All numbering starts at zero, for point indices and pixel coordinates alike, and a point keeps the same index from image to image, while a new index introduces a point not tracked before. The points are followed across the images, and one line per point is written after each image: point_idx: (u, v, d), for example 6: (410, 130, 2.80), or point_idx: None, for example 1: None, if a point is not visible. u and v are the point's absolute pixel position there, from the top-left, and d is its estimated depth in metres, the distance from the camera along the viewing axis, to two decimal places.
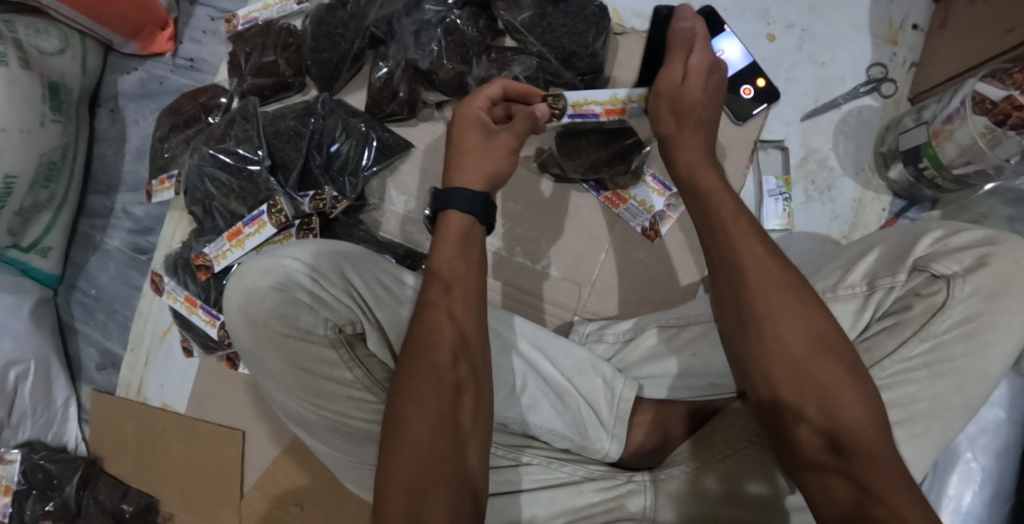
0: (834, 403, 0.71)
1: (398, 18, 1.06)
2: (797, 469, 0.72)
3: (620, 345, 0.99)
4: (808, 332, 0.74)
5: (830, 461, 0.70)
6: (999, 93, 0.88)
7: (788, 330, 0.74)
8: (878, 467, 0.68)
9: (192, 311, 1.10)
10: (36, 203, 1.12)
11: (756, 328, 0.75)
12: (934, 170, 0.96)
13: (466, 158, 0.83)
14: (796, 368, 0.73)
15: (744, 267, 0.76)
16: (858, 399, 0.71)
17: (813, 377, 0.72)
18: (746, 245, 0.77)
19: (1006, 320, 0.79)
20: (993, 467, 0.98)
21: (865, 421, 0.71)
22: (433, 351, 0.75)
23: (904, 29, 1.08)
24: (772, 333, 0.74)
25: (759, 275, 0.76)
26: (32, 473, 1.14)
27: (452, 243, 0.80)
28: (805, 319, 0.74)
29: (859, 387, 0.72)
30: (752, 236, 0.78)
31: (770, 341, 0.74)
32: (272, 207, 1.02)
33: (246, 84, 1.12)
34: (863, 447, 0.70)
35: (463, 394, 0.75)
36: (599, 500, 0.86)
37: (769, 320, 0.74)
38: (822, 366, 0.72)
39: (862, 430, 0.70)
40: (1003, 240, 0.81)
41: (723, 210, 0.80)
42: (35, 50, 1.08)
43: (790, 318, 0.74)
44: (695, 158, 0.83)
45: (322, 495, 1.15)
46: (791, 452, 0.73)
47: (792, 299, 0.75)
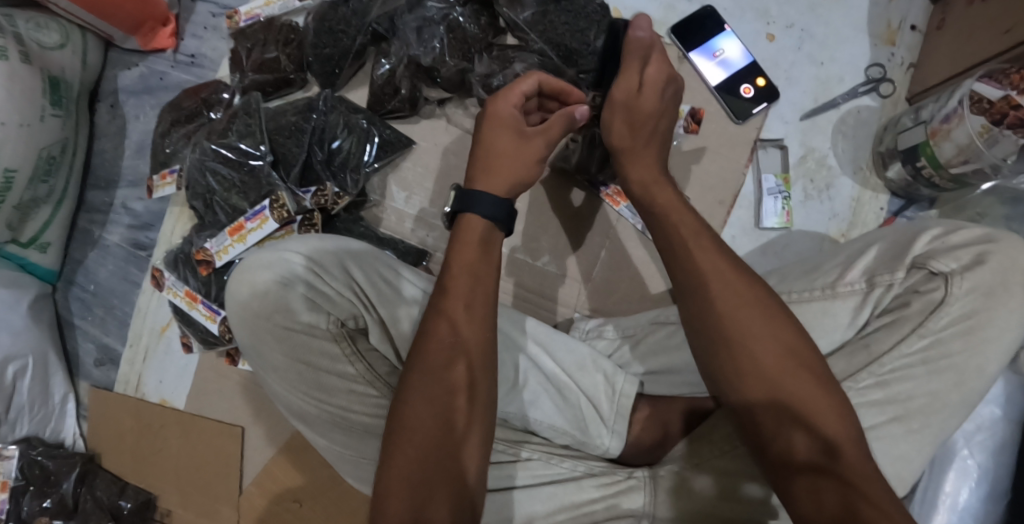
0: (811, 417, 0.72)
1: (400, 14, 1.06)
2: (782, 483, 0.72)
3: (620, 342, 1.00)
4: (779, 349, 0.75)
5: (816, 472, 0.71)
6: (996, 93, 0.89)
7: (759, 347, 0.75)
8: (860, 475, 0.70)
9: (193, 306, 1.09)
10: (35, 197, 1.12)
11: (727, 349, 0.76)
12: (931, 169, 0.97)
13: (496, 158, 0.84)
14: (771, 385, 0.74)
15: (714, 287, 0.77)
16: (833, 412, 0.73)
17: (788, 392, 0.73)
18: (715, 264, 0.78)
19: (1004, 318, 0.80)
20: (990, 464, 0.99)
21: (843, 433, 0.72)
22: (430, 353, 0.75)
23: (902, 30, 1.09)
24: (744, 351, 0.75)
25: (731, 294, 0.77)
26: (29, 469, 1.13)
27: (473, 244, 0.81)
28: (775, 337, 0.75)
29: (833, 400, 0.73)
30: (719, 253, 0.80)
31: (742, 361, 0.75)
32: (274, 202, 1.02)
33: (247, 80, 1.12)
34: (845, 457, 0.71)
35: (458, 396, 0.75)
36: (599, 496, 0.86)
37: (740, 340, 0.75)
38: (796, 381, 0.74)
39: (841, 441, 0.72)
40: (1001, 237, 0.82)
41: (688, 227, 0.82)
42: (36, 44, 1.08)
43: (761, 335, 0.75)
44: (648, 175, 0.87)
45: (320, 491, 1.15)
46: (776, 466, 0.73)
47: (763, 318, 0.76)
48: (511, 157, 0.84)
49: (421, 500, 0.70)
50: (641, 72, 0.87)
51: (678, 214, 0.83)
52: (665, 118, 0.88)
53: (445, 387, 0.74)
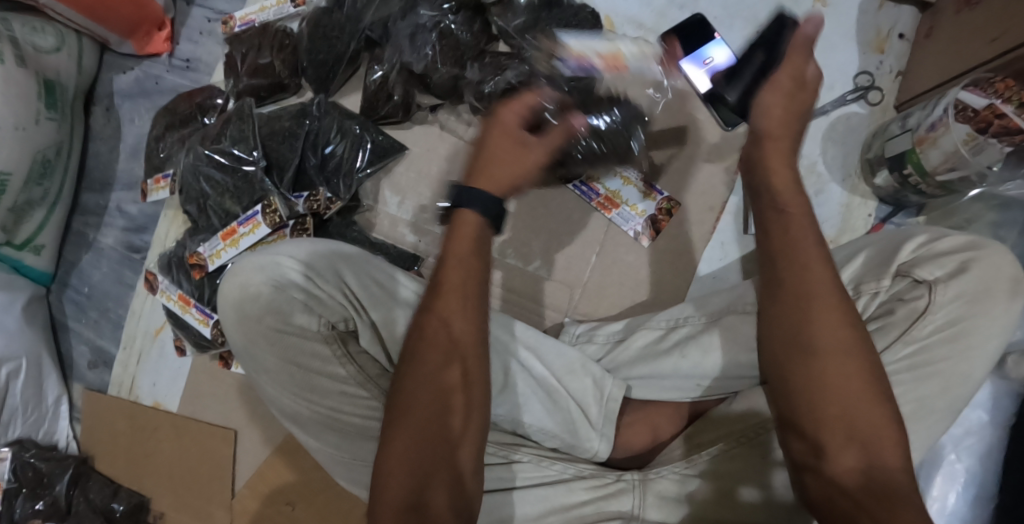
0: (874, 444, 0.72)
1: (395, 21, 1.07)
2: (824, 495, 0.73)
3: (611, 346, 1.00)
4: (858, 371, 0.73)
5: (865, 497, 0.70)
6: (981, 101, 0.90)
7: (840, 366, 0.73)
8: (907, 504, 0.69)
9: (186, 310, 1.09)
10: (30, 200, 1.12)
11: (811, 362, 0.74)
12: (918, 176, 0.98)
13: (493, 164, 0.82)
14: (841, 402, 0.73)
15: (808, 295, 0.75)
16: (894, 443, 0.72)
17: (856, 415, 0.72)
18: (812, 270, 0.76)
19: (988, 325, 0.81)
20: (977, 468, 1.00)
21: (898, 463, 0.71)
22: (423, 351, 0.76)
23: (891, 38, 1.10)
24: (820, 366, 0.74)
25: (822, 308, 0.75)
26: (22, 471, 1.13)
27: (467, 241, 0.80)
28: (857, 357, 0.74)
29: (896, 431, 0.72)
30: (818, 257, 0.77)
31: (819, 376, 0.74)
32: (267, 207, 1.03)
33: (241, 85, 1.12)
34: (893, 485, 0.70)
35: (453, 397, 0.75)
36: (588, 499, 0.88)
37: (819, 355, 0.74)
38: (867, 405, 0.72)
39: (895, 471, 0.71)
40: (985, 245, 0.83)
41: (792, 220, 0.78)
42: (31, 48, 1.08)
43: (842, 353, 0.74)
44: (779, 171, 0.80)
45: (314, 494, 1.16)
46: (822, 479, 0.73)
47: (852, 337, 0.74)
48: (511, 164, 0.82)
49: (418, 499, 0.70)
50: (803, 71, 0.80)
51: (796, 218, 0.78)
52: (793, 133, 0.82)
53: (438, 386, 0.75)
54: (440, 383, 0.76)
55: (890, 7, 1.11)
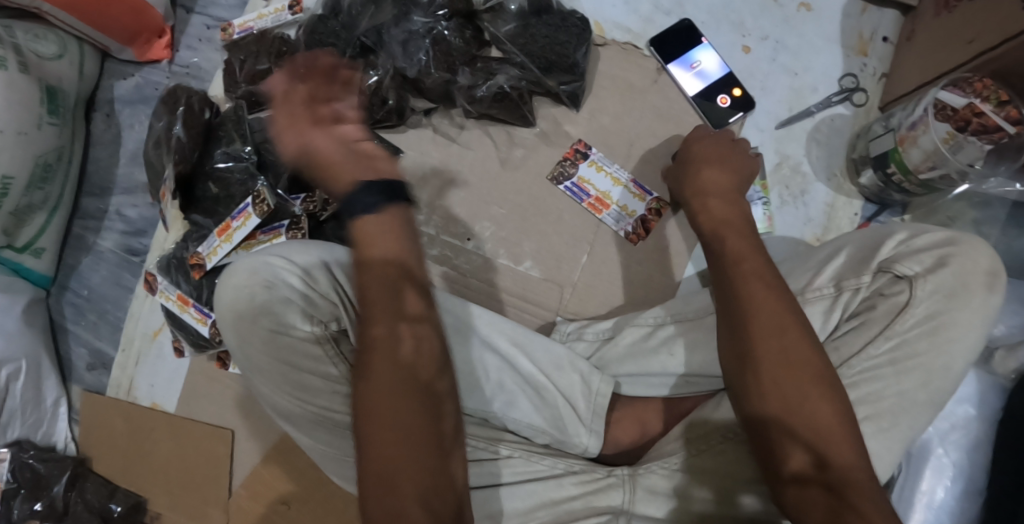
0: (823, 443, 0.74)
1: (388, 28, 1.08)
2: (783, 497, 0.75)
3: (599, 343, 1.02)
4: (805, 372, 0.76)
5: (818, 493, 0.73)
6: (960, 100, 0.93)
7: (785, 370, 0.76)
8: (861, 497, 0.71)
9: (184, 309, 1.10)
10: (31, 203, 1.14)
11: (755, 370, 0.77)
12: (901, 174, 1.00)
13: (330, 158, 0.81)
14: (789, 406, 0.75)
15: (751, 304, 0.79)
16: (847, 440, 0.74)
17: (805, 416, 0.74)
18: (754, 282, 0.80)
19: (966, 318, 0.83)
20: (964, 462, 1.01)
21: (853, 460, 0.73)
22: (407, 358, 0.75)
23: (874, 41, 1.13)
24: (765, 373, 0.77)
25: (766, 316, 0.78)
26: (20, 472, 1.15)
27: (383, 232, 0.79)
28: (805, 360, 0.76)
29: (848, 428, 0.74)
30: (763, 271, 0.81)
31: (764, 381, 0.76)
32: (256, 199, 1.03)
33: (240, 90, 1.15)
34: (847, 480, 0.72)
35: (440, 402, 0.75)
36: (578, 493, 0.89)
37: (762, 358, 0.77)
38: (816, 405, 0.75)
39: (847, 466, 0.73)
40: (962, 240, 0.85)
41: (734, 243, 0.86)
42: (34, 54, 1.10)
43: (790, 358, 0.76)
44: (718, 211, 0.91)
45: (309, 493, 1.17)
46: (777, 482, 0.75)
47: (795, 342, 0.77)
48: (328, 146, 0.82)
49: (401, 507, 0.69)
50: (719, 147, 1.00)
51: (739, 242, 0.85)
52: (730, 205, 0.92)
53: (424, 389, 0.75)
54: (433, 390, 0.76)
55: (872, 10, 1.13)
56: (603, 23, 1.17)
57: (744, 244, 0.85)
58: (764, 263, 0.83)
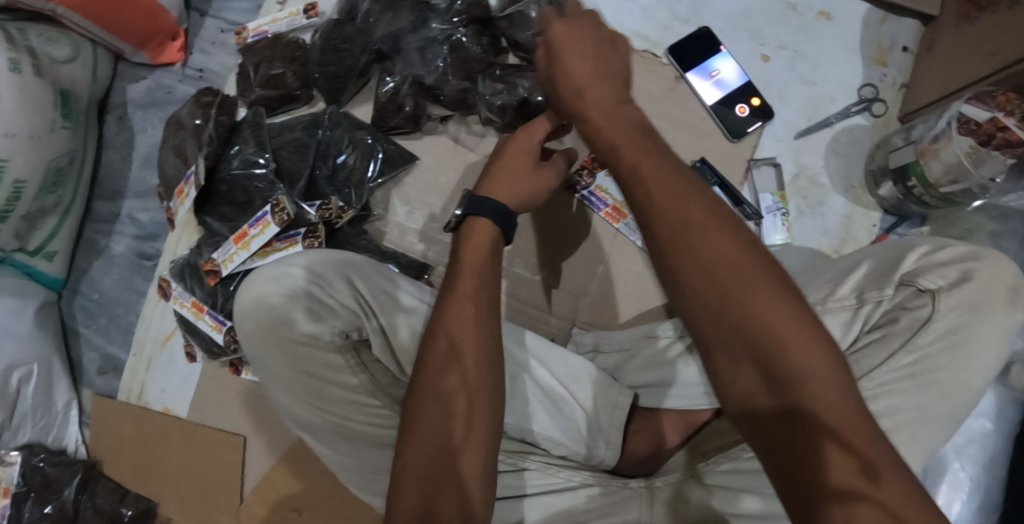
0: (771, 348, 0.63)
1: (405, 34, 1.09)
2: (740, 422, 0.66)
3: (616, 356, 1.03)
4: (736, 273, 0.66)
5: (771, 409, 0.63)
6: (984, 115, 0.91)
7: (711, 272, 0.66)
8: (822, 405, 0.61)
9: (199, 316, 1.09)
10: (43, 207, 1.14)
11: (678, 281, 0.68)
12: (921, 187, 0.99)
13: (508, 176, 0.89)
14: (722, 314, 0.65)
15: (712, 259, 0.66)
16: (800, 338, 0.63)
17: (745, 322, 0.64)
18: (652, 179, 0.70)
19: (988, 333, 0.82)
20: (981, 477, 1.01)
21: (808, 362, 0.62)
22: (427, 363, 0.79)
23: (893, 51, 1.12)
24: (688, 283, 0.67)
25: (676, 218, 0.68)
26: (31, 476, 1.15)
27: (481, 249, 0.85)
28: (769, 289, 0.65)
29: (803, 326, 0.64)
30: (660, 166, 0.71)
31: (689, 292, 0.67)
32: (275, 207, 1.02)
33: (253, 95, 1.14)
34: (805, 389, 0.62)
35: (456, 403, 0.77)
36: (595, 506, 0.89)
37: (743, 326, 0.64)
38: (757, 306, 0.64)
39: (806, 372, 0.62)
40: (984, 255, 0.84)
41: (620, 142, 0.74)
42: (47, 57, 1.10)
43: (744, 279, 0.65)
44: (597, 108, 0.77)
45: (320, 500, 1.16)
46: (732, 407, 0.66)
47: (717, 240, 0.67)
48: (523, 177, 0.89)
49: (428, 507, 0.72)
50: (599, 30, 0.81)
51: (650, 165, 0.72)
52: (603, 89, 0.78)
53: (442, 393, 0.78)
54: (440, 388, 0.78)
55: (892, 20, 1.12)
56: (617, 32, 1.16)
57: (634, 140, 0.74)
58: (662, 159, 0.72)
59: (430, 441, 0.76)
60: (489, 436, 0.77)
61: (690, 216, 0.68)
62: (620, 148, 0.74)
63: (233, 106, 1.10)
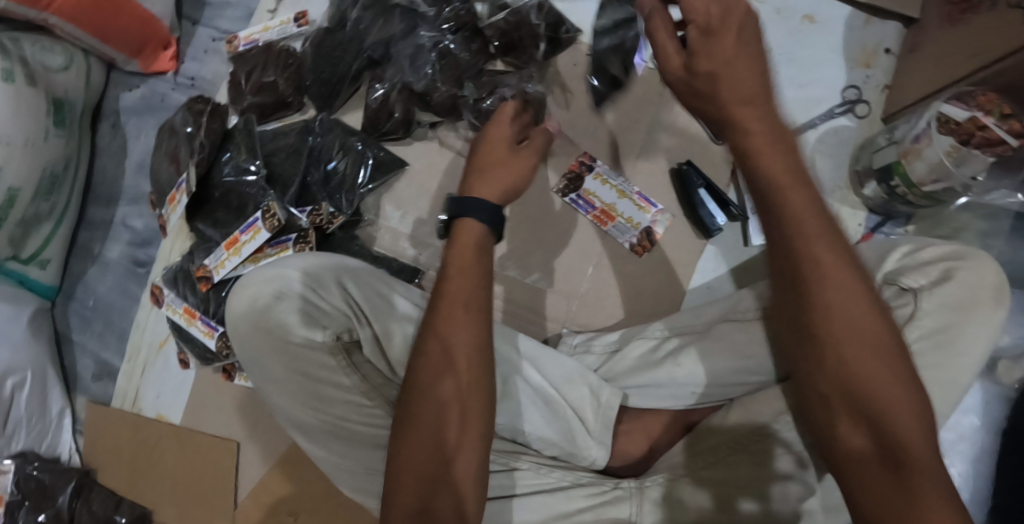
0: (887, 419, 0.69)
1: (396, 41, 1.10)
2: (840, 473, 0.72)
3: (607, 356, 1.02)
4: (870, 347, 0.70)
5: (875, 471, 0.69)
6: (963, 114, 0.94)
7: (851, 339, 0.70)
8: (927, 479, 0.67)
9: (191, 322, 1.10)
10: (37, 215, 1.15)
11: (813, 339, 0.72)
12: (904, 187, 1.00)
13: (489, 166, 0.86)
14: (848, 378, 0.71)
15: (820, 294, 0.71)
16: (913, 415, 0.69)
17: (857, 374, 0.70)
18: (811, 238, 0.70)
19: (973, 333, 0.82)
20: (970, 472, 1.02)
21: (917, 437, 0.69)
22: (421, 368, 0.80)
23: (878, 53, 1.13)
24: (823, 345, 0.71)
25: (827, 278, 0.70)
26: (25, 483, 1.15)
27: (469, 247, 0.83)
28: (868, 330, 0.70)
29: (917, 404, 0.70)
30: (822, 221, 0.71)
31: (820, 333, 0.71)
32: (266, 212, 1.03)
33: (246, 102, 1.15)
34: (914, 462, 0.68)
35: (450, 409, 0.79)
36: (587, 505, 0.89)
37: (833, 362, 0.71)
38: (880, 376, 0.70)
39: (915, 446, 0.68)
40: (969, 255, 0.85)
41: (784, 184, 0.70)
42: (41, 66, 1.11)
43: (847, 316, 0.70)
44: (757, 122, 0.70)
45: (316, 505, 1.17)
46: (834, 458, 0.73)
47: (860, 308, 0.70)
48: (504, 165, 0.86)
49: (427, 505, 0.74)
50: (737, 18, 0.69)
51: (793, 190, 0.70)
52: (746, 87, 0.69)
53: (435, 397, 0.79)
54: (434, 393, 0.79)
55: (876, 22, 1.14)
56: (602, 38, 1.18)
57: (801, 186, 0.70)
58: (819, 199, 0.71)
59: (425, 447, 0.77)
60: (478, 440, 0.79)
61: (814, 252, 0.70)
62: (789, 196, 0.70)
63: (224, 113, 1.11)
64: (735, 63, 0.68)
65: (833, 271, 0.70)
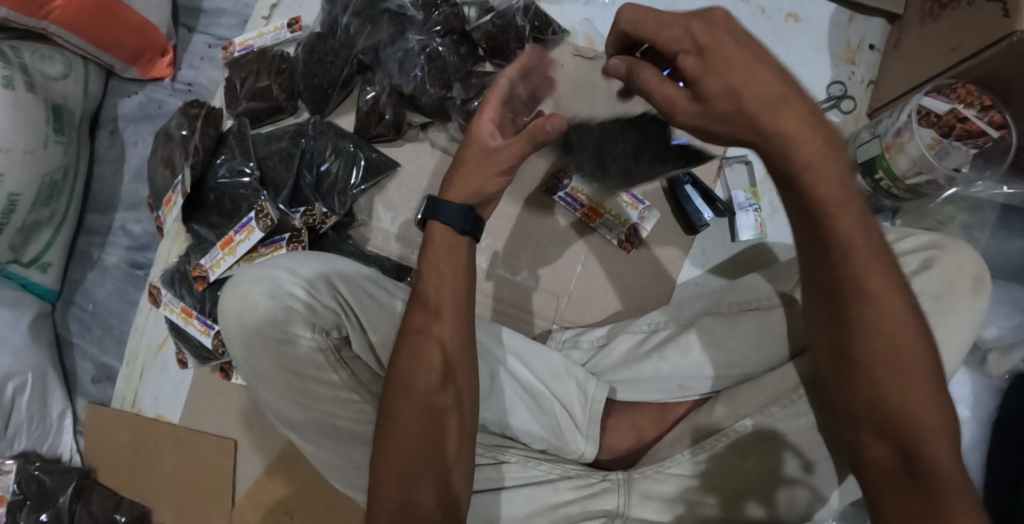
0: (918, 436, 0.72)
1: (384, 46, 1.12)
2: (870, 486, 0.74)
3: (593, 351, 1.03)
4: (909, 366, 0.73)
5: (903, 485, 0.71)
6: (943, 107, 0.96)
7: (891, 358, 0.74)
8: (955, 496, 0.69)
9: (188, 321, 1.12)
10: (38, 220, 1.17)
11: (854, 357, 0.75)
12: (888, 180, 1.01)
13: (461, 166, 0.87)
14: (885, 395, 0.74)
15: (864, 315, 0.74)
16: (944, 435, 0.72)
17: (891, 390, 0.73)
18: (858, 262, 0.74)
19: (952, 321, 0.84)
20: (960, 464, 1.02)
21: (947, 457, 0.71)
22: (418, 375, 0.81)
23: (861, 50, 1.15)
24: (863, 363, 0.75)
25: (872, 298, 0.74)
26: (27, 484, 1.17)
27: (445, 251, 0.85)
28: (908, 352, 0.73)
29: (947, 425, 0.72)
30: (867, 244, 0.74)
31: (862, 351, 0.75)
32: (259, 212, 1.05)
33: (241, 107, 1.17)
34: (942, 479, 0.69)
35: (449, 417, 0.81)
36: (574, 498, 0.91)
37: (873, 380, 0.74)
38: (914, 396, 0.73)
39: (943, 464, 0.70)
40: (948, 244, 0.87)
41: (832, 202, 0.72)
42: (40, 75, 1.13)
43: (888, 336, 0.74)
44: (801, 128, 0.69)
45: (312, 503, 1.18)
46: (863, 473, 0.75)
47: (903, 329, 0.74)
48: (471, 167, 0.86)
49: (408, 499, 0.77)
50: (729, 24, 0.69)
51: (841, 213, 0.73)
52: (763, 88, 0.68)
53: (435, 405, 0.81)
54: (435, 402, 0.81)
55: (859, 19, 1.15)
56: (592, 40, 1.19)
57: (851, 210, 0.73)
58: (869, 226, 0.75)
59: (425, 454, 0.79)
60: (468, 447, 0.81)
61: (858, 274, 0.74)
62: (837, 215, 0.73)
63: (218, 117, 1.13)
64: (750, 70, 0.68)
65: (879, 291, 0.74)
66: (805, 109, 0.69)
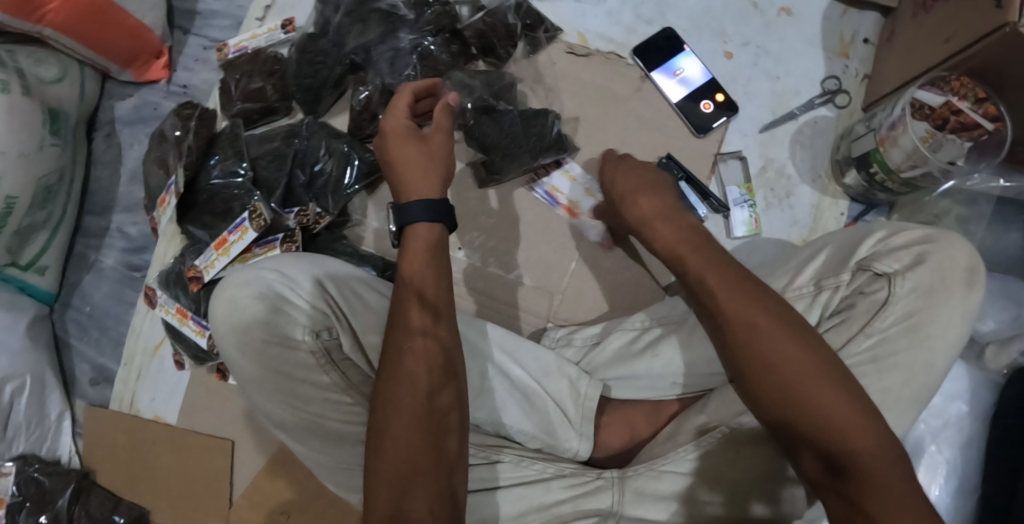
0: (836, 431, 0.75)
1: (374, 45, 1.11)
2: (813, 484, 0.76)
3: (588, 349, 1.03)
4: (803, 370, 0.77)
5: (836, 479, 0.74)
6: (938, 99, 0.96)
7: (784, 369, 0.78)
8: (882, 481, 0.72)
9: (183, 322, 1.12)
10: (34, 223, 1.17)
11: (759, 374, 0.79)
12: (883, 173, 1.01)
13: (405, 172, 0.88)
14: (789, 402, 0.77)
15: (747, 331, 0.81)
16: (862, 426, 0.74)
17: (797, 396, 0.77)
18: (721, 287, 0.84)
19: (947, 315, 0.83)
20: (958, 459, 1.01)
21: (870, 448, 0.74)
22: (421, 373, 0.81)
23: (855, 43, 1.14)
24: (756, 376, 0.79)
25: (742, 313, 0.82)
26: (26, 486, 1.17)
27: (421, 257, 0.85)
28: (797, 360, 0.78)
29: (864, 416, 0.75)
30: (731, 275, 0.84)
31: (751, 365, 0.80)
32: (252, 213, 1.05)
33: (235, 109, 1.17)
34: (868, 468, 0.73)
35: (450, 414, 0.81)
36: (567, 497, 0.91)
37: (774, 389, 0.78)
38: (821, 398, 0.76)
39: (869, 454, 0.73)
40: (941, 238, 0.86)
41: (682, 249, 0.89)
42: (36, 78, 1.14)
43: (771, 350, 0.79)
44: (656, 214, 0.94)
45: (308, 503, 1.18)
46: (807, 470, 0.77)
47: (788, 339, 0.79)
48: (416, 164, 0.88)
49: (400, 503, 0.75)
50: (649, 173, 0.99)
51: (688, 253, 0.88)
52: (644, 197, 0.96)
53: (434, 402, 0.80)
54: (436, 397, 0.81)
55: (853, 13, 1.15)
56: (587, 38, 1.18)
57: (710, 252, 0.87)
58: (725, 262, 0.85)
59: (424, 450, 0.78)
60: (464, 450, 0.82)
61: (724, 298, 0.83)
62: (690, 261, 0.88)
63: (211, 118, 1.13)
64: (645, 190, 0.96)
65: (743, 310, 0.81)
66: (655, 201, 0.95)
